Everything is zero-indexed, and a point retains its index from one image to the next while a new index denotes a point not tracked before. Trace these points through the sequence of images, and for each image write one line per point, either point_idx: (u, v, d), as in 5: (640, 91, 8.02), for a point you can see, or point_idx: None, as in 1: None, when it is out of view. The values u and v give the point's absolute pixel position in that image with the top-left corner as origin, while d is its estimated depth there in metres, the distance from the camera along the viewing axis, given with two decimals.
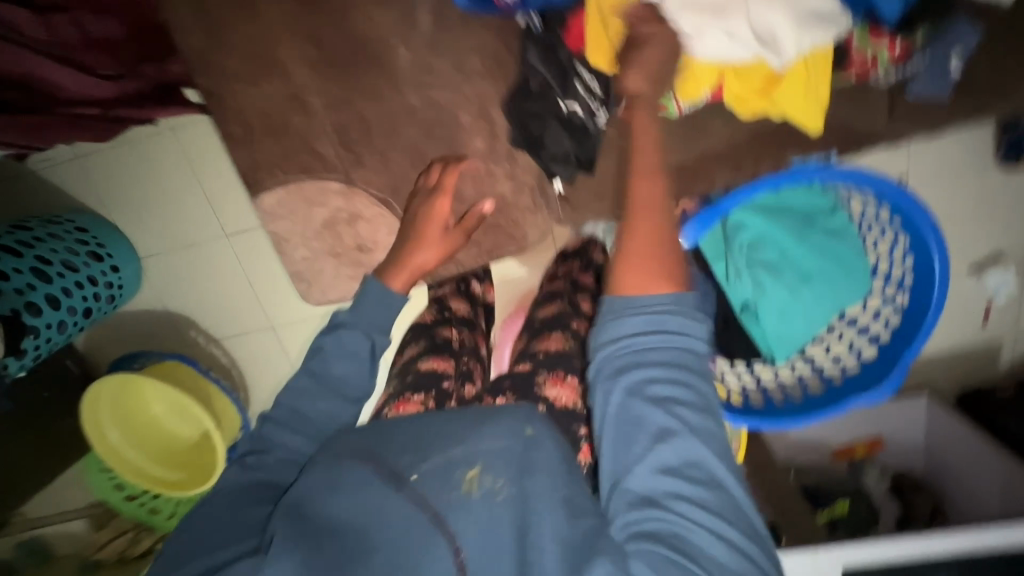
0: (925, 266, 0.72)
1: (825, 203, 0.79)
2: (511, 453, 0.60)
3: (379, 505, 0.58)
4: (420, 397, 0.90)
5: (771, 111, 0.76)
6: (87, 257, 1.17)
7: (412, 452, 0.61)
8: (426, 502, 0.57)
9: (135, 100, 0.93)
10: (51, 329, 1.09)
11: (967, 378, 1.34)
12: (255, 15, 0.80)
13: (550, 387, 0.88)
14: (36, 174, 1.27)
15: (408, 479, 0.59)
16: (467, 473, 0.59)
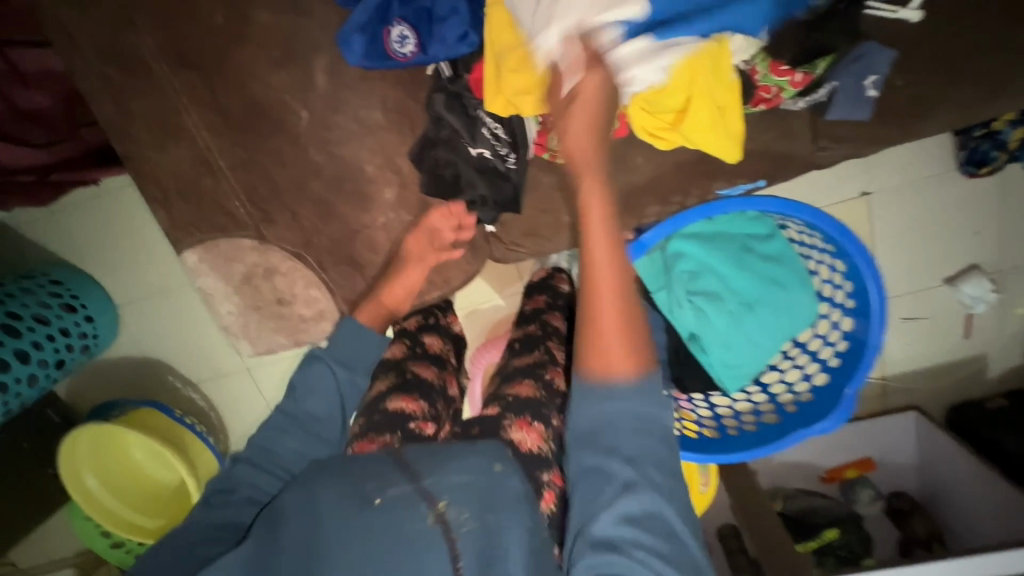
0: (862, 290, 0.71)
1: (763, 229, 0.78)
2: (479, 481, 0.52)
3: (335, 532, 0.49)
4: (385, 436, 0.73)
5: (684, 145, 0.76)
6: (59, 309, 1.20)
7: (370, 480, 0.52)
8: (397, 526, 0.48)
9: (73, 164, 0.96)
10: (21, 384, 1.12)
11: (958, 393, 1.29)
12: (160, 84, 0.82)
13: (516, 431, 0.78)
14: (7, 232, 1.32)
15: (371, 503, 0.50)
16: (433, 507, 0.49)
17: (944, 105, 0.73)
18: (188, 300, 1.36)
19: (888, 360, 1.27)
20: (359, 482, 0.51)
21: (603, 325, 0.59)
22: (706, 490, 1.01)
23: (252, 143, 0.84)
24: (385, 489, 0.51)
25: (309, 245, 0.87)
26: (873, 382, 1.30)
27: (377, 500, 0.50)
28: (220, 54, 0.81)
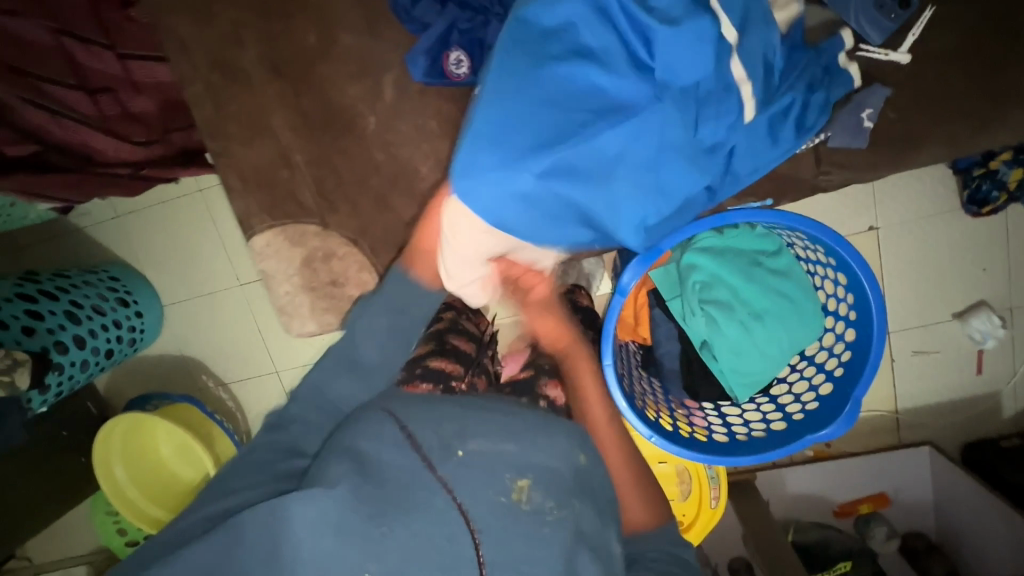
0: (862, 300, 0.76)
1: (770, 245, 0.84)
2: (551, 473, 0.65)
3: (415, 480, 0.60)
4: (430, 383, 0.87)
5: None
6: (114, 302, 1.30)
7: (456, 432, 0.64)
8: (467, 481, 0.60)
9: (162, 160, 1.00)
10: (74, 367, 1.18)
11: (971, 430, 1.30)
12: (252, 87, 0.93)
13: (550, 388, 0.83)
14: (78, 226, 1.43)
15: (454, 454, 0.62)
16: (518, 482, 0.62)
17: (937, 136, 0.81)
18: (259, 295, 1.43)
19: (901, 393, 1.29)
20: (443, 433, 0.64)
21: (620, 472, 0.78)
22: (718, 504, 1.02)
23: (323, 142, 0.94)
24: (465, 445, 0.63)
25: (365, 233, 0.97)
26: (886, 415, 1.31)
27: (459, 452, 0.62)
28: (305, 66, 0.93)
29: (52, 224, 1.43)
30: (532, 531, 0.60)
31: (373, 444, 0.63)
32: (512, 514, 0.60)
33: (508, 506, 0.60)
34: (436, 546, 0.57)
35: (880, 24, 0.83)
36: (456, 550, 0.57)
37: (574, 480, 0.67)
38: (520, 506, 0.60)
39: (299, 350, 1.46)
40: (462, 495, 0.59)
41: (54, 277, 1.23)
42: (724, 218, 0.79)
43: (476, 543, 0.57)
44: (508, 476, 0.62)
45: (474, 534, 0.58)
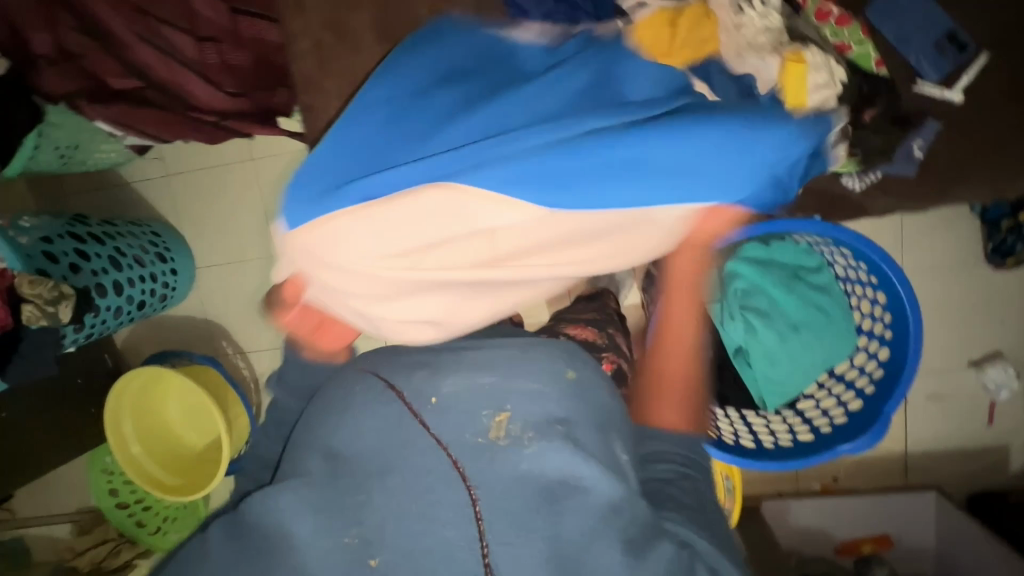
0: (900, 320, 0.79)
1: (810, 262, 0.88)
2: (527, 404, 0.66)
3: (397, 428, 0.64)
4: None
5: None
6: (154, 257, 1.32)
7: (430, 376, 0.69)
8: (443, 423, 0.64)
9: (245, 114, 1.03)
10: (110, 311, 1.19)
11: (977, 480, 1.31)
12: (353, 47, 0.96)
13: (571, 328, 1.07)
14: (138, 176, 1.46)
15: (427, 403, 0.66)
16: (496, 418, 0.64)
17: (975, 176, 0.88)
18: None
19: (912, 435, 1.31)
20: (418, 384, 0.68)
21: (653, 381, 0.80)
22: (731, 518, 1.03)
23: None
24: (439, 390, 0.67)
25: None
26: (895, 455, 1.33)
27: (433, 399, 0.66)
28: (405, 34, 0.96)
29: (111, 174, 1.46)
30: (517, 464, 0.61)
31: (353, 400, 0.69)
32: (491, 450, 0.61)
33: (485, 445, 0.62)
34: (424, 487, 0.59)
35: (941, 65, 0.89)
36: (440, 490, 0.59)
37: (560, 404, 0.66)
38: (499, 441, 0.62)
39: None
40: (447, 439, 0.62)
41: (103, 223, 1.26)
42: (775, 226, 0.83)
43: (464, 481, 0.59)
44: (486, 414, 0.64)
45: (462, 475, 0.59)
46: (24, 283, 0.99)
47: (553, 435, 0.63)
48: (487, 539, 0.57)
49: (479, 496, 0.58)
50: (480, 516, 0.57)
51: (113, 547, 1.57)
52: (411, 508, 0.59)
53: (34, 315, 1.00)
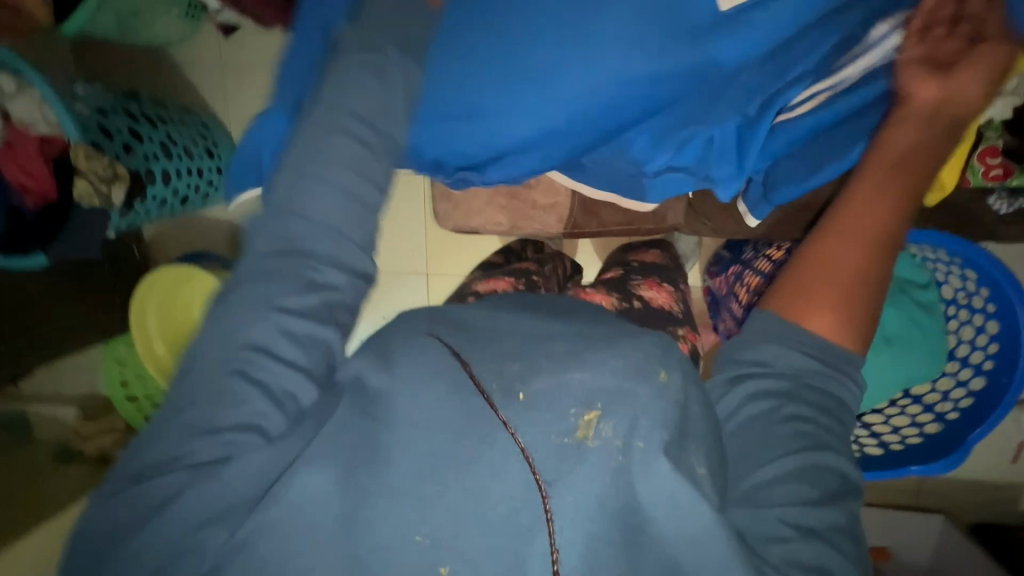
0: (1010, 354, 0.75)
1: (919, 277, 0.83)
2: (620, 401, 0.48)
3: (455, 414, 0.48)
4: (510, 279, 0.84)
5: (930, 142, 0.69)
6: (203, 152, 1.22)
7: (519, 371, 0.51)
8: (517, 416, 0.47)
9: None
10: (155, 202, 1.10)
11: (979, 510, 1.35)
12: None
13: (646, 289, 0.82)
14: (179, 63, 1.34)
15: (515, 396, 0.49)
16: (584, 414, 0.47)
17: None
18: None
19: None
20: (505, 368, 0.51)
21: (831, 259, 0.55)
22: None
23: None
24: (528, 381, 0.50)
25: None
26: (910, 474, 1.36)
27: (521, 394, 0.49)
28: None
29: (151, 51, 1.34)
30: (603, 474, 0.46)
31: (403, 365, 0.52)
32: (577, 457, 0.46)
33: (568, 451, 0.46)
34: (489, 488, 0.45)
35: None
36: (514, 491, 0.45)
37: (657, 421, 0.48)
38: (587, 446, 0.46)
39: None
40: (521, 425, 0.47)
41: (151, 105, 1.15)
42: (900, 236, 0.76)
43: (539, 487, 0.45)
44: (573, 409, 0.48)
45: (530, 462, 0.46)
46: (80, 158, 0.92)
47: (652, 436, 0.47)
48: (559, 538, 0.44)
49: (553, 498, 0.45)
50: (549, 510, 0.44)
51: None
52: (474, 502, 0.45)
53: (88, 192, 0.95)
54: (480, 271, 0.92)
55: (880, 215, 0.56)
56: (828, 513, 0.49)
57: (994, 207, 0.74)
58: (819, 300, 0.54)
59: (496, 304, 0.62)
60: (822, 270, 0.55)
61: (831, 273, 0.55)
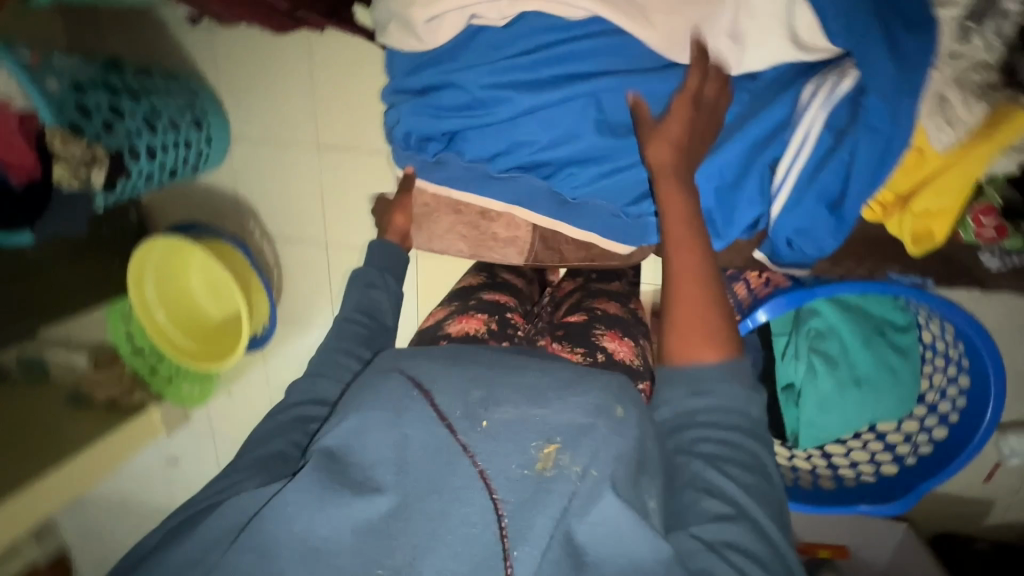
0: (975, 412, 0.76)
1: (901, 319, 0.81)
2: (579, 428, 0.49)
3: (422, 438, 0.49)
4: (484, 317, 0.83)
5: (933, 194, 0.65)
6: (189, 122, 1.18)
7: (482, 397, 0.51)
8: (475, 451, 0.49)
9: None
10: (141, 177, 1.10)
11: (946, 520, 1.37)
12: None
13: (607, 340, 0.80)
14: (163, 24, 1.29)
15: (477, 423, 0.50)
16: (543, 448, 0.49)
17: None
18: (346, 166, 1.32)
19: None
20: (469, 398, 0.51)
21: (687, 308, 0.61)
22: None
23: None
24: (490, 412, 0.50)
25: None
26: None
27: (485, 422, 0.50)
28: None
29: (136, 11, 1.29)
30: (558, 504, 0.47)
31: (370, 401, 0.52)
32: (534, 489, 0.47)
33: (528, 481, 0.48)
34: (440, 525, 0.46)
35: None
36: (474, 516, 0.47)
37: (612, 453, 0.49)
38: (544, 478, 0.48)
39: (353, 234, 1.39)
40: (482, 451, 0.49)
41: (137, 76, 1.13)
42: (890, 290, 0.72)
43: (498, 524, 0.46)
44: (533, 443, 0.49)
45: (489, 489, 0.47)
46: (56, 138, 0.94)
47: (609, 462, 0.48)
48: (512, 545, 0.45)
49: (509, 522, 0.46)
50: (509, 550, 0.45)
51: (127, 387, 1.62)
52: (431, 527, 0.46)
53: (65, 175, 0.95)
54: (454, 301, 0.90)
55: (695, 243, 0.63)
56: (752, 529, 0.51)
57: (986, 262, 0.72)
58: (696, 335, 0.60)
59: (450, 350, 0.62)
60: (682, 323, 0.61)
61: (676, 311, 0.62)
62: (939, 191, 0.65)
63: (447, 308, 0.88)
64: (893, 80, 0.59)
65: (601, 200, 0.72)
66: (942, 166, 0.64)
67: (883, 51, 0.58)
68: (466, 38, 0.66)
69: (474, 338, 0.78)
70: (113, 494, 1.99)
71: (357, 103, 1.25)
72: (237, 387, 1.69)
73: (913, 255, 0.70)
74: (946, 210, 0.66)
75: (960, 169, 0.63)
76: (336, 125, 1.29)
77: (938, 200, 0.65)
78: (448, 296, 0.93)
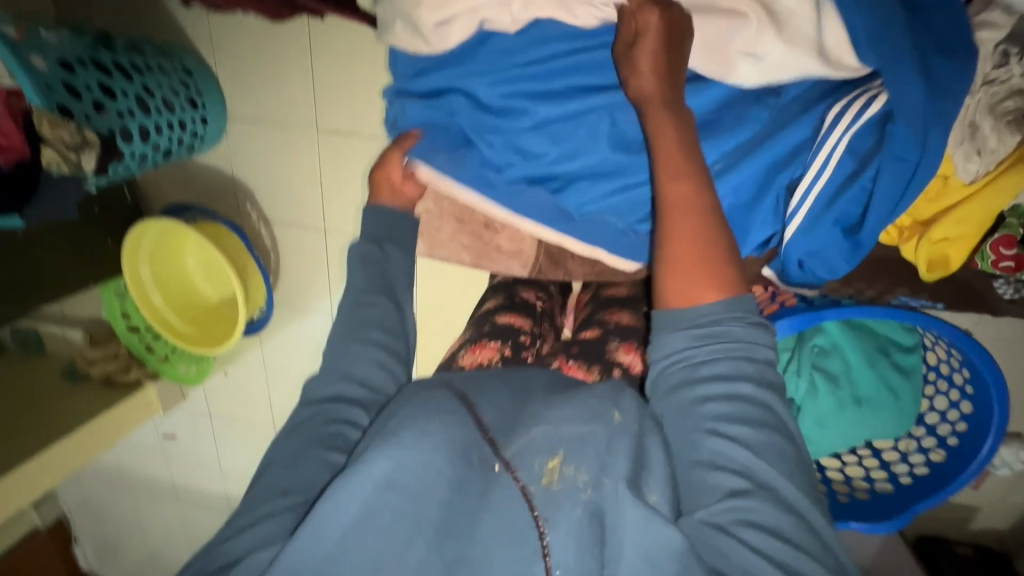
0: (975, 437, 0.76)
1: (906, 340, 0.81)
2: (584, 440, 0.52)
3: (440, 474, 0.50)
4: (497, 344, 0.84)
5: (951, 223, 0.66)
6: (184, 101, 1.14)
7: (497, 421, 0.56)
8: (501, 474, 0.52)
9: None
10: (134, 159, 1.06)
11: (932, 525, 1.39)
12: None
13: (622, 354, 0.80)
14: None
15: (493, 471, 0.52)
16: (547, 463, 0.51)
17: None
18: (347, 152, 1.28)
19: None
20: (507, 416, 0.57)
21: (682, 240, 0.55)
22: None
23: None
24: (505, 449, 0.53)
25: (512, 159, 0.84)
26: None
27: (496, 468, 0.52)
28: None
29: None
30: (578, 509, 0.48)
31: (394, 422, 0.55)
32: (544, 502, 0.49)
33: (539, 496, 0.50)
34: (469, 541, 0.49)
35: None
36: (499, 541, 0.48)
37: (628, 459, 0.50)
38: (551, 490, 0.50)
39: (352, 221, 1.36)
40: (515, 463, 0.52)
41: (128, 50, 1.08)
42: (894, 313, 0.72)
43: (538, 527, 0.48)
44: (539, 459, 0.52)
45: (530, 506, 0.49)
46: (44, 124, 0.91)
47: (620, 461, 0.50)
48: (551, 545, 0.47)
49: (549, 538, 0.47)
50: (549, 554, 0.47)
51: (123, 363, 1.59)
52: (478, 546, 0.48)
53: (53, 159, 0.94)
54: (472, 327, 0.92)
55: (687, 178, 0.56)
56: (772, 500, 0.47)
57: (999, 291, 0.72)
58: (697, 281, 0.54)
59: (456, 381, 0.63)
60: (678, 256, 0.55)
61: (667, 258, 0.56)
62: (959, 219, 0.66)
63: (464, 338, 0.89)
64: (921, 108, 0.58)
65: (608, 215, 0.70)
66: (964, 197, 0.66)
67: (914, 75, 0.57)
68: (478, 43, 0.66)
69: (490, 368, 0.79)
70: (109, 466, 2.00)
71: (359, 89, 1.20)
72: (234, 369, 1.69)
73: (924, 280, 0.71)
74: (962, 240, 0.67)
75: (980, 199, 0.64)
76: (337, 109, 1.24)
77: (955, 229, 0.67)
78: (467, 324, 0.94)
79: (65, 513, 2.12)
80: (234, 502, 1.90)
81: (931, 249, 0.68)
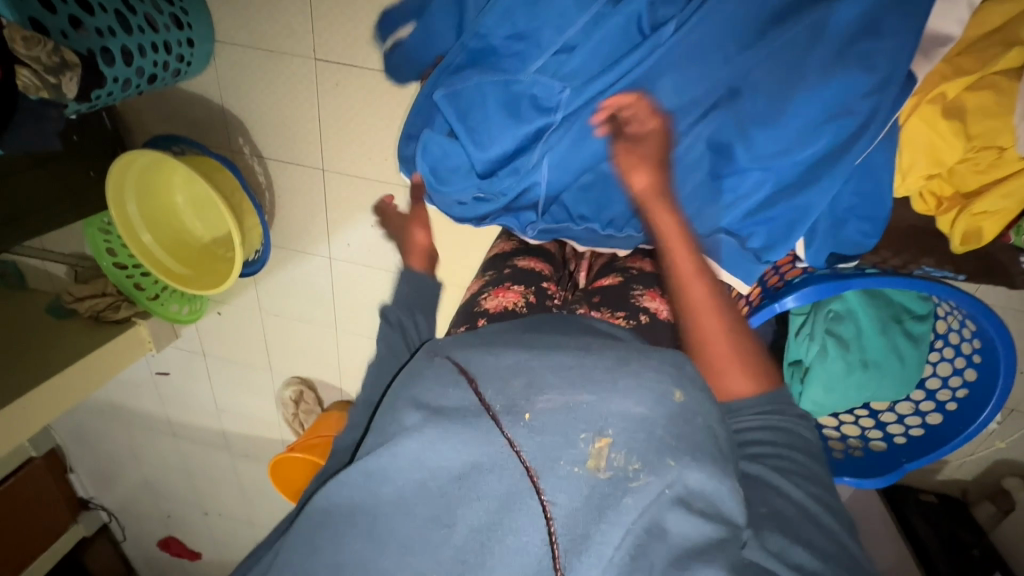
0: (974, 403, 0.79)
1: (919, 308, 0.83)
2: (629, 422, 0.52)
3: (476, 448, 0.51)
4: (521, 289, 0.86)
5: (993, 196, 0.75)
6: (169, 20, 1.04)
7: (523, 388, 0.54)
8: (526, 455, 0.50)
9: None
10: (117, 84, 0.97)
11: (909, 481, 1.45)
12: None
13: (648, 301, 0.83)
14: None
15: (521, 416, 0.52)
16: (594, 443, 0.50)
17: None
18: (349, 85, 1.19)
19: None
20: (511, 390, 0.54)
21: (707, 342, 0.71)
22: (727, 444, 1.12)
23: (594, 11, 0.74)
24: (533, 403, 0.53)
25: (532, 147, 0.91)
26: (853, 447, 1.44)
27: (526, 415, 0.52)
28: None
29: None
30: (610, 502, 0.48)
31: (427, 388, 0.57)
32: (590, 486, 0.49)
33: (582, 478, 0.49)
34: (500, 509, 0.48)
35: None
36: (519, 526, 0.48)
37: (673, 445, 0.51)
38: (597, 474, 0.49)
39: (354, 161, 1.29)
40: (526, 446, 0.50)
41: None
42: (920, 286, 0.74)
43: (549, 525, 0.47)
44: (583, 437, 0.50)
45: (536, 490, 0.49)
46: (17, 41, 0.82)
47: (655, 452, 0.51)
48: (559, 538, 0.47)
49: (559, 527, 0.47)
50: (559, 561, 0.47)
51: (113, 302, 1.54)
52: (484, 543, 0.48)
53: (31, 83, 0.85)
54: (492, 270, 0.93)
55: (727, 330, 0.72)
56: (817, 530, 0.61)
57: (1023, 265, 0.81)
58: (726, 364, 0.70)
59: (489, 342, 0.62)
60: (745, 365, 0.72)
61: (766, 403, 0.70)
62: (1004, 193, 0.74)
63: (482, 278, 0.92)
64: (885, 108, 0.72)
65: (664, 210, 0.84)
66: (1017, 167, 0.73)
67: None
68: (518, 34, 0.78)
69: (513, 314, 0.81)
70: (102, 401, 2.00)
71: (362, 12, 1.10)
72: (228, 310, 1.66)
73: (954, 251, 0.81)
74: (998, 214, 0.76)
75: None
76: (340, 37, 1.14)
77: (994, 202, 0.75)
78: (485, 263, 0.97)
79: (56, 444, 2.13)
80: (231, 438, 1.94)
81: (968, 222, 0.77)
